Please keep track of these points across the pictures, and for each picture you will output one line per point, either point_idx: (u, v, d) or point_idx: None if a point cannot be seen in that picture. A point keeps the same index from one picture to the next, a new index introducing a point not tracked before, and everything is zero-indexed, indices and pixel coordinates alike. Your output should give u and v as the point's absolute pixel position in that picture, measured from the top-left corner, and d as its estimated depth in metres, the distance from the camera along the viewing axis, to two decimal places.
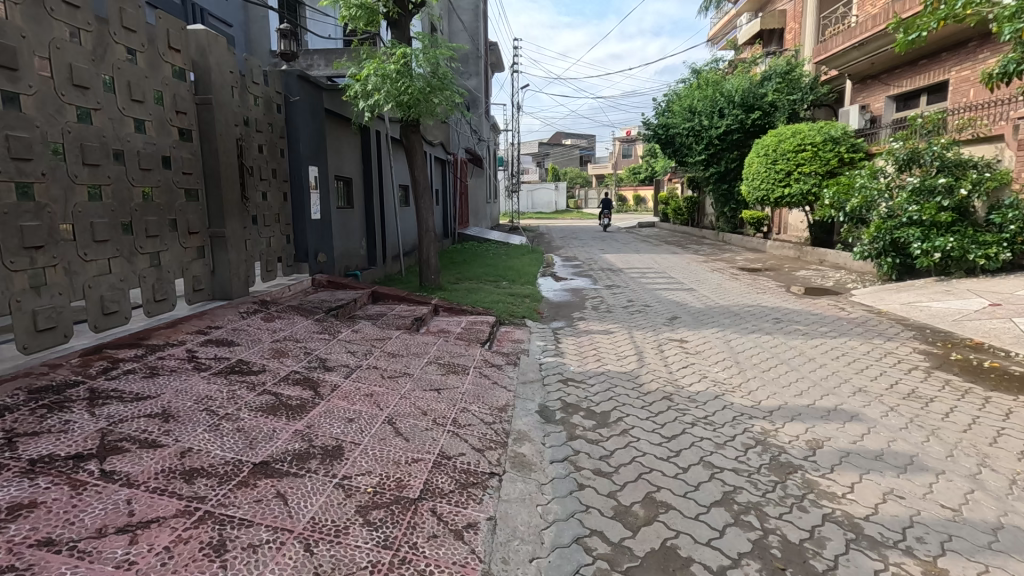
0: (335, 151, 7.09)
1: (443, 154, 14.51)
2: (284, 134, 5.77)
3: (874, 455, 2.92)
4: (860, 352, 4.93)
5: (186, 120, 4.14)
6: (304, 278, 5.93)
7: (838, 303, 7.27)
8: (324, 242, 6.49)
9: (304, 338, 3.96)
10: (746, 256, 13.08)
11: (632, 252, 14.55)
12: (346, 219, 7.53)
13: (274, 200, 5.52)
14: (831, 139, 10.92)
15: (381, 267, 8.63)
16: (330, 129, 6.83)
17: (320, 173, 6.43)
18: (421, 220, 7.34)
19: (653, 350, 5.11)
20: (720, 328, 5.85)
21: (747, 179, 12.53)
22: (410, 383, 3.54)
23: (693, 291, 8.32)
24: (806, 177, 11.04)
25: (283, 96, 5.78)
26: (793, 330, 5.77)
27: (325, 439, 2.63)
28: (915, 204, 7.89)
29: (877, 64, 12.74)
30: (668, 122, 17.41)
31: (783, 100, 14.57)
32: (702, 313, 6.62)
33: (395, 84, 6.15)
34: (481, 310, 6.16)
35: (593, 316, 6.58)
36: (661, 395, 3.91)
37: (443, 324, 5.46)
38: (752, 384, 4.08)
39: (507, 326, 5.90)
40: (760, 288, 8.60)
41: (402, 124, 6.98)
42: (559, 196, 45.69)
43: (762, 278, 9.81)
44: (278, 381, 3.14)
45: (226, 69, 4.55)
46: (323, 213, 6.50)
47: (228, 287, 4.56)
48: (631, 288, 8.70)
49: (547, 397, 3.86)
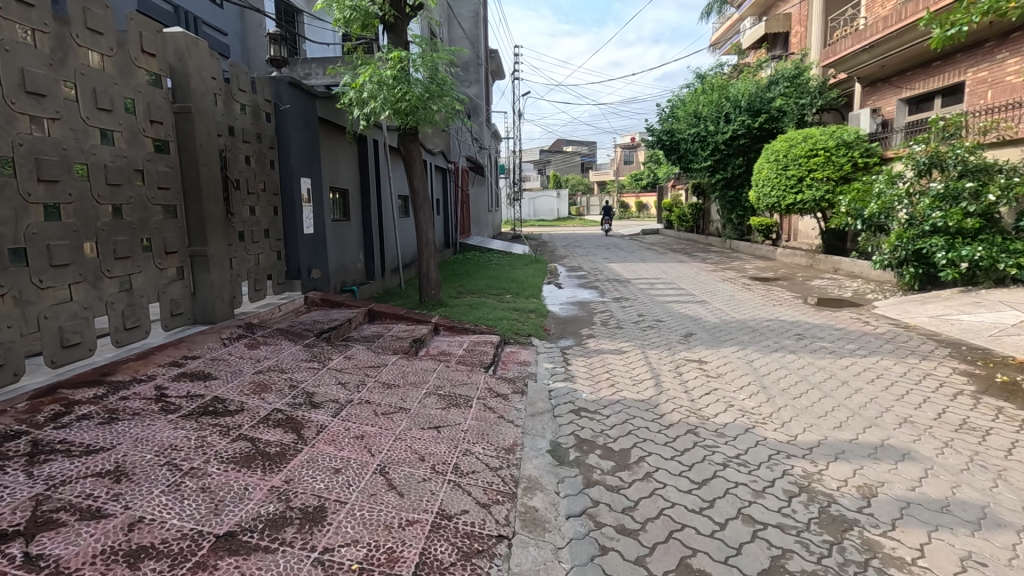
0: (330, 161, 6.74)
1: (443, 162, 14.21)
2: (274, 144, 5.43)
3: (939, 506, 2.53)
4: (895, 373, 4.56)
5: (162, 130, 3.80)
6: (297, 297, 5.58)
7: (861, 315, 6.88)
8: (318, 258, 6.15)
9: (290, 369, 3.60)
10: (756, 264, 12.71)
11: (638, 261, 14.20)
12: (342, 232, 7.20)
13: (263, 214, 5.18)
14: (844, 144, 10.58)
15: (380, 281, 8.29)
16: (323, 139, 6.48)
17: (313, 184, 6.08)
18: (420, 232, 6.99)
19: (671, 373, 4.74)
20: (740, 346, 5.47)
21: (756, 185, 12.18)
22: (406, 421, 3.17)
23: (706, 304, 7.94)
24: (819, 183, 10.64)
25: (273, 104, 5.43)
26: (819, 348, 5.39)
27: (305, 499, 2.26)
28: (939, 210, 7.54)
29: (887, 66, 12.43)
30: (673, 128, 17.07)
31: (791, 105, 14.26)
32: (719, 329, 6.23)
33: (392, 90, 5.81)
34: (484, 329, 5.80)
35: (602, 333, 6.22)
36: (684, 428, 3.53)
37: (443, 346, 5.09)
38: (784, 415, 3.69)
39: (512, 346, 5.53)
40: (775, 300, 8.23)
41: (400, 133, 6.65)
42: (561, 204, 45.39)
43: (776, 288, 9.43)
44: (256, 424, 2.78)
45: (208, 75, 4.22)
46: (317, 227, 6.16)
47: (211, 310, 4.21)
48: (641, 301, 8.34)
49: (559, 432, 3.48)
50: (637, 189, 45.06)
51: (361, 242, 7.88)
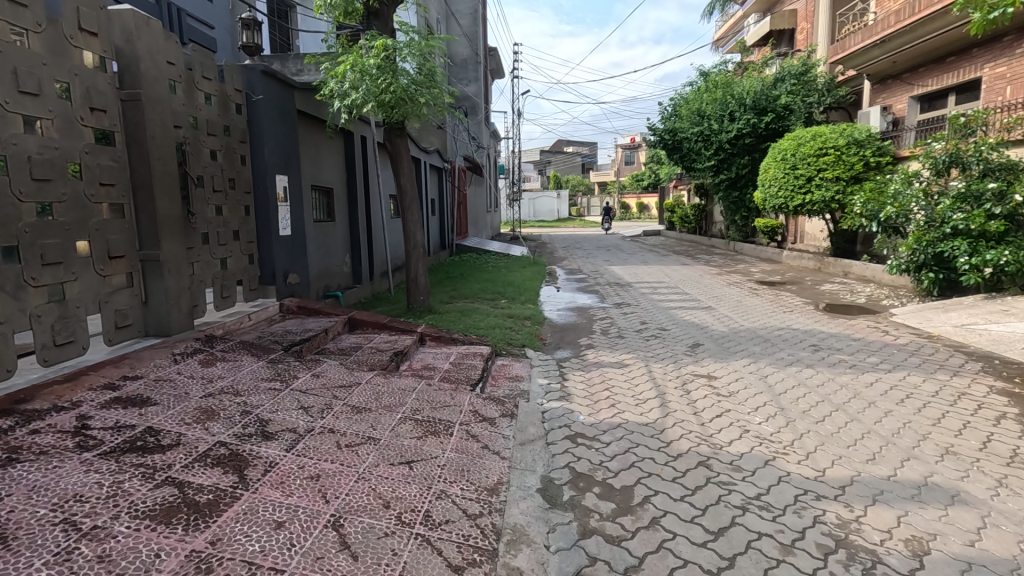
0: (311, 157, 6.31)
1: (439, 161, 13.79)
2: (246, 138, 5.00)
3: (1008, 570, 2.09)
4: (926, 392, 4.11)
5: (105, 119, 3.37)
6: (271, 304, 5.14)
7: (878, 324, 6.44)
8: (296, 262, 5.71)
9: (246, 391, 3.16)
10: (762, 267, 12.28)
11: (640, 264, 13.77)
12: (325, 233, 6.77)
13: (231, 214, 4.74)
14: (855, 142, 10.16)
15: (367, 285, 7.86)
16: (303, 133, 6.04)
17: (291, 182, 5.64)
18: (407, 234, 6.53)
19: (677, 391, 4.29)
20: (752, 359, 5.03)
21: (763, 185, 11.73)
22: (374, 455, 2.73)
23: (712, 311, 7.50)
24: (829, 183, 10.20)
25: (244, 94, 4.99)
26: (838, 362, 4.94)
27: (230, 568, 1.81)
28: (961, 212, 7.13)
29: (898, 62, 12.00)
30: (676, 127, 16.62)
31: (798, 103, 13.84)
32: (728, 339, 5.79)
33: (376, 80, 5.36)
34: (474, 339, 5.35)
35: (602, 343, 5.78)
36: (695, 460, 3.08)
37: (428, 360, 4.65)
38: (809, 443, 3.24)
39: (504, 358, 5.09)
40: (785, 306, 7.79)
41: (386, 127, 6.20)
42: (561, 204, 44.95)
43: (785, 293, 8.99)
44: (190, 464, 2.34)
45: (162, 59, 3.78)
46: (295, 228, 5.73)
47: (165, 321, 3.78)
48: (643, 307, 7.90)
49: (551, 466, 3.03)
50: (638, 189, 44.62)
51: (347, 244, 7.44)
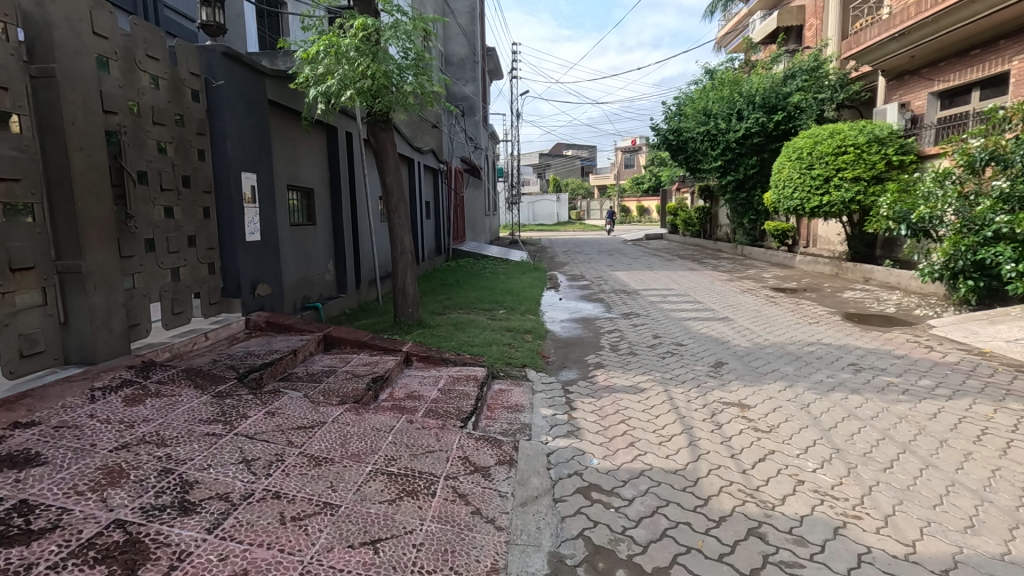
0: (286, 154, 5.68)
1: (434, 161, 13.14)
2: (204, 129, 4.33)
3: None
4: (1005, 426, 3.45)
5: (5, 99, 2.72)
6: (234, 321, 4.47)
7: (918, 338, 5.80)
8: (267, 271, 5.04)
9: (174, 440, 2.49)
10: (775, 273, 11.64)
11: (645, 269, 13.13)
12: (303, 239, 6.12)
13: (183, 217, 4.07)
14: (877, 140, 9.53)
15: (352, 295, 7.17)
16: (275, 127, 5.38)
17: (260, 180, 4.97)
18: (394, 239, 5.82)
19: (706, 424, 3.62)
20: (788, 383, 4.37)
21: (776, 186, 11.10)
22: (327, 533, 2.05)
23: (731, 323, 6.84)
24: (848, 183, 9.56)
25: (203, 79, 4.33)
26: (887, 386, 4.29)
27: None
28: (1003, 213, 6.52)
29: (917, 57, 11.42)
30: (681, 127, 15.99)
31: (809, 101, 13.25)
32: (754, 357, 5.14)
33: (353, 65, 4.72)
34: (468, 359, 4.69)
35: (613, 362, 5.11)
36: (743, 527, 2.42)
37: (412, 387, 4.00)
38: (883, 502, 2.58)
39: (501, 383, 4.43)
40: (810, 317, 7.15)
41: (369, 119, 5.53)
42: (561, 207, 44.37)
43: (806, 301, 8.35)
44: (63, 562, 1.68)
45: (85, 29, 3.13)
46: (266, 232, 5.05)
47: (91, 345, 3.12)
48: (654, 317, 7.24)
49: (560, 537, 2.37)
50: (639, 192, 44.00)
51: (328, 250, 6.77)
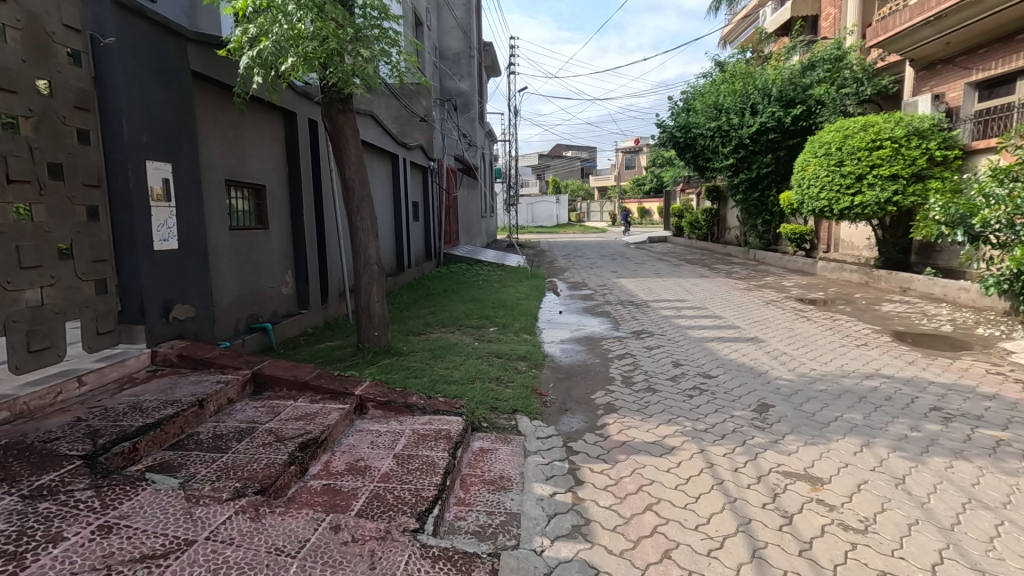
0: (223, 142, 4.62)
1: (423, 159, 12.09)
2: (87, 102, 3.28)
3: None
4: None
5: None
6: (130, 357, 3.38)
7: (1000, 368, 4.73)
8: (188, 288, 3.96)
9: None
10: (796, 281, 10.59)
11: (651, 276, 12.06)
12: (250, 246, 5.06)
13: (48, 217, 2.99)
14: (916, 133, 8.44)
15: (314, 311, 6.08)
16: (204, 107, 4.32)
17: (179, 172, 3.90)
18: (355, 246, 4.69)
19: (771, 514, 2.54)
20: (862, 440, 3.29)
21: (799, 185, 10.05)
22: None
23: (763, 345, 5.76)
24: (884, 182, 8.52)
25: (86, 35, 3.27)
26: (998, 444, 3.23)
27: None
28: None
29: (953, 43, 10.37)
30: (690, 122, 14.91)
31: (831, 94, 12.17)
32: (807, 397, 4.08)
33: (290, 23, 3.65)
34: (442, 404, 3.61)
35: (628, 404, 4.02)
36: None
37: (359, 454, 2.92)
38: None
39: (483, 439, 3.36)
40: (854, 336, 6.10)
41: (323, 97, 4.44)
42: (561, 209, 43.32)
43: (841, 316, 7.30)
44: None
45: None
46: (187, 238, 3.97)
47: None
48: (671, 337, 6.19)
49: None
50: (641, 194, 42.96)
51: (282, 258, 5.66)
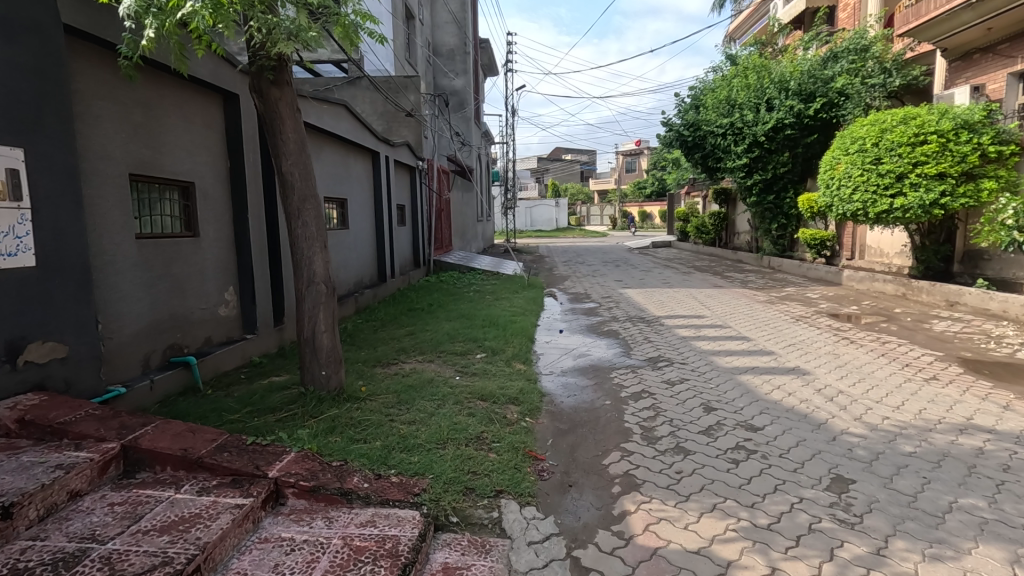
0: (125, 125, 3.59)
1: (411, 157, 11.04)
2: None
3: None
4: None
5: None
6: None
7: None
8: (56, 321, 2.89)
9: None
10: (821, 292, 9.55)
11: (660, 285, 11.00)
12: (169, 260, 4.00)
13: None
14: (965, 125, 7.41)
15: (262, 338, 5.00)
16: (87, 78, 3.30)
17: (39, 158, 2.84)
18: (296, 261, 3.62)
19: None
20: (1008, 554, 2.24)
21: (826, 186, 9.01)
22: None
23: (810, 379, 4.70)
24: (929, 182, 7.49)
25: None
26: None
27: None
28: None
29: (996, 28, 9.28)
30: (699, 120, 13.85)
31: (856, 86, 11.19)
32: (897, 466, 3.02)
33: None
34: (394, 490, 2.55)
35: (655, 479, 2.94)
36: None
37: None
38: None
39: (449, 551, 2.28)
40: (918, 365, 5.06)
41: (252, 67, 3.38)
42: (559, 213, 42.34)
43: (888, 337, 6.26)
44: None
45: None
46: (55, 251, 2.91)
47: None
48: (694, 366, 5.12)
49: None
50: (642, 197, 42.04)
51: (220, 273, 4.60)
